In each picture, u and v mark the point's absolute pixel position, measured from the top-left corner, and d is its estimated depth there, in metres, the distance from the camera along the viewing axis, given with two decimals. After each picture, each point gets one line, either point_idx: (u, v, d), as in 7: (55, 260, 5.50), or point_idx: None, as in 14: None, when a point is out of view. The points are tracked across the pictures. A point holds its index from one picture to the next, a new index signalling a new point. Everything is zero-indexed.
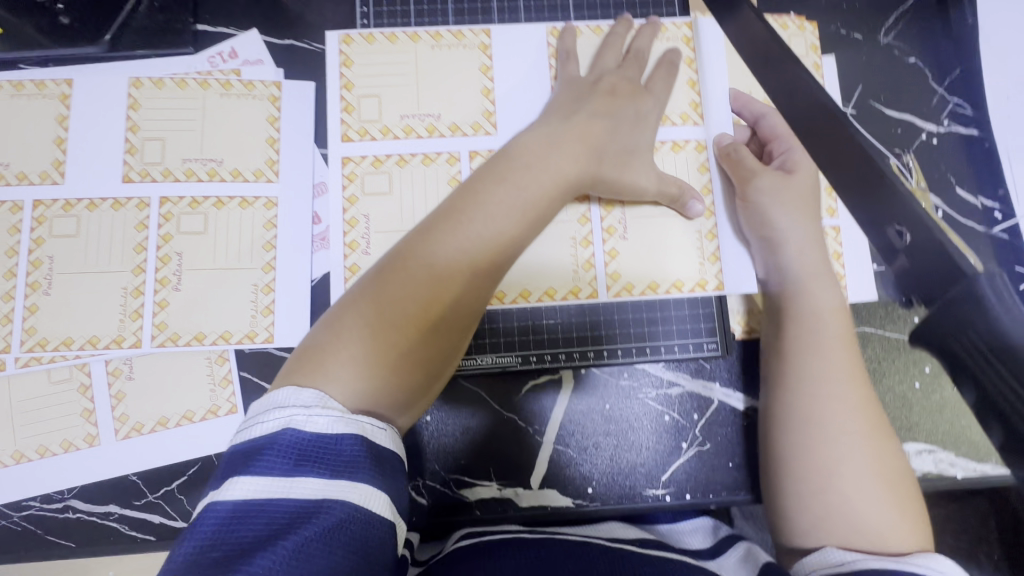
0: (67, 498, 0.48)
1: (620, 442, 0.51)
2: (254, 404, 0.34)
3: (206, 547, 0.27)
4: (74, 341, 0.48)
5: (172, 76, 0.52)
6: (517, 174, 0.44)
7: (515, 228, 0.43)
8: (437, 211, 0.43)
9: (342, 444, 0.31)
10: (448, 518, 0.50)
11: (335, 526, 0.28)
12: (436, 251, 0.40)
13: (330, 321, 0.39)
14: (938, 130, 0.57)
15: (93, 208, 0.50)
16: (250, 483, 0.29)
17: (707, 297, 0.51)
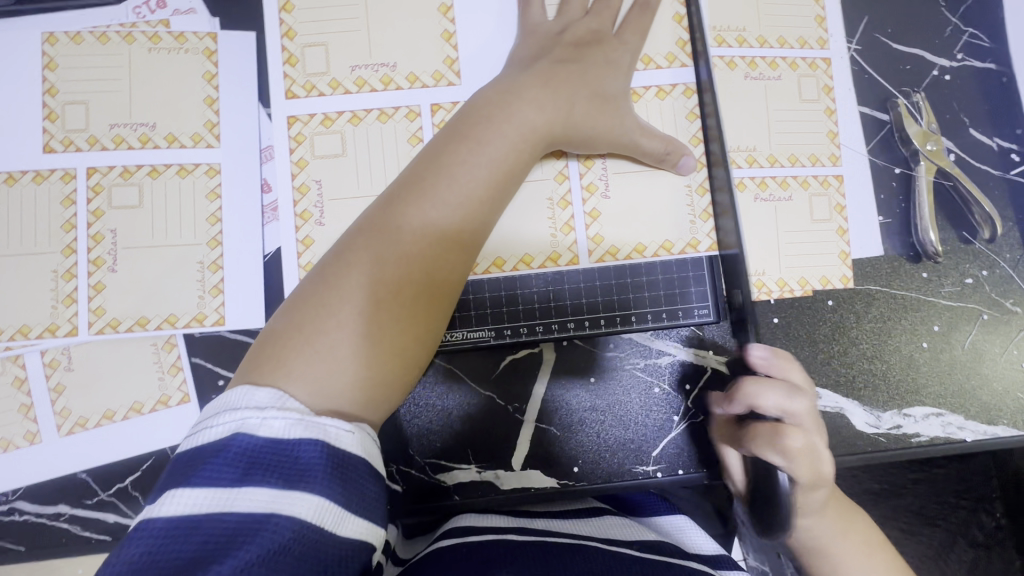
0: (13, 499, 0.44)
1: (611, 417, 0.47)
2: (208, 401, 0.30)
3: (137, 568, 0.24)
4: (3, 331, 0.44)
5: (92, 30, 0.46)
6: (478, 128, 0.39)
7: (485, 196, 0.38)
8: (406, 176, 0.38)
9: (297, 448, 0.27)
10: (425, 504, 0.46)
11: (283, 547, 0.25)
12: (406, 223, 0.36)
13: (292, 307, 0.34)
14: (951, 66, 0.51)
15: (14, 183, 0.45)
16: (189, 496, 0.25)
17: (699, 259, 0.46)
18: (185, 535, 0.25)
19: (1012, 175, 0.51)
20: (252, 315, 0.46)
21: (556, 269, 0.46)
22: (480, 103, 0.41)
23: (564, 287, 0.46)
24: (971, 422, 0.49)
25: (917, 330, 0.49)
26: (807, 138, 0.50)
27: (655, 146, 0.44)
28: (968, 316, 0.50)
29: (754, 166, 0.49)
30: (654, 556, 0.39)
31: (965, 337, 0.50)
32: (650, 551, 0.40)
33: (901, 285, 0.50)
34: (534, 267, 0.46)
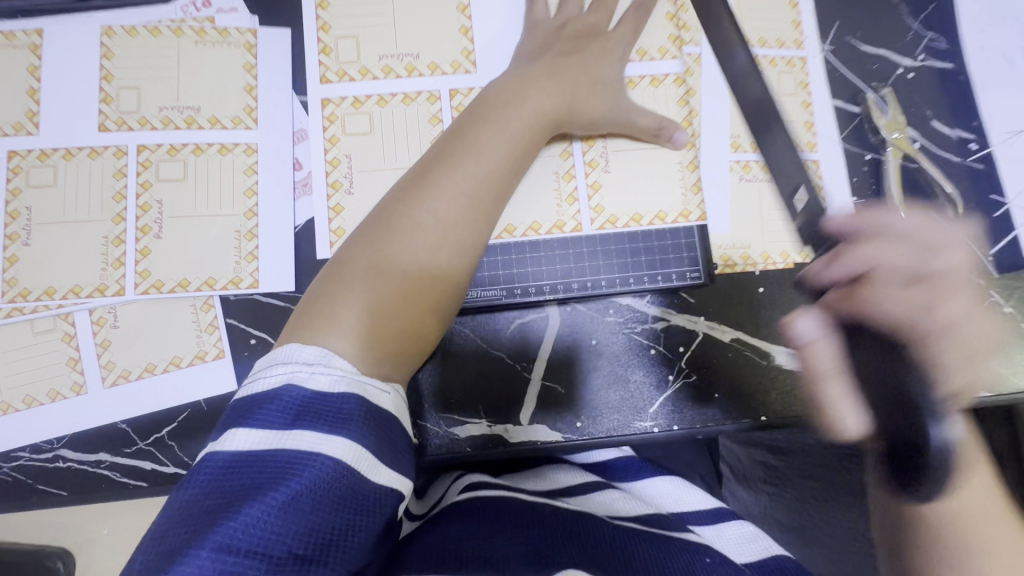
0: (57, 447, 0.47)
1: (612, 378, 0.52)
2: (260, 358, 0.34)
3: (206, 492, 0.29)
4: (56, 291, 0.48)
5: (146, 25, 0.52)
6: (495, 113, 0.45)
7: (501, 170, 0.43)
8: (433, 155, 0.44)
9: (340, 399, 0.32)
10: (439, 455, 0.50)
11: (325, 483, 0.29)
12: (435, 196, 0.41)
13: (332, 272, 0.39)
14: (913, 65, 0.57)
15: (71, 157, 0.49)
16: (248, 436, 0.30)
17: (690, 228, 0.52)
18: (244, 468, 0.29)
19: (971, 161, 0.56)
20: (283, 279, 0.50)
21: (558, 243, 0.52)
22: (497, 91, 0.46)
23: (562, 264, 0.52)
24: None
25: None
26: (787, 127, 0.55)
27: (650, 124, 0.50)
28: None
29: (739, 151, 0.53)
30: (646, 528, 0.44)
31: None
32: (638, 522, 0.45)
33: None
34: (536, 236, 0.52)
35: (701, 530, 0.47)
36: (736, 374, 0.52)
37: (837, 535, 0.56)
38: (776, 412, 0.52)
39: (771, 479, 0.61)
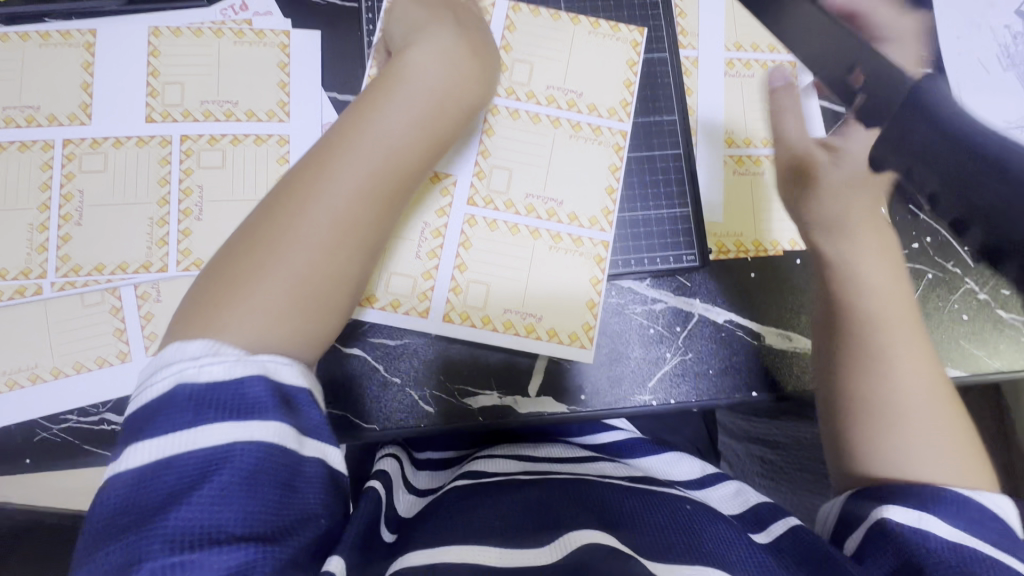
0: (103, 411, 0.52)
1: (602, 359, 0.56)
2: (144, 366, 0.35)
3: (125, 508, 0.30)
4: (105, 267, 0.52)
5: (189, 26, 0.56)
6: (405, 92, 0.44)
7: (413, 145, 0.43)
8: (327, 138, 0.43)
9: (241, 385, 0.33)
10: (452, 424, 0.54)
11: (248, 469, 0.31)
12: (327, 182, 0.40)
13: (214, 271, 0.39)
14: None
15: (120, 146, 0.54)
16: (151, 445, 0.31)
17: (671, 174, 0.58)
18: (160, 476, 0.30)
19: None
20: None
21: (569, 253, 0.56)
22: (409, 59, 0.47)
23: (597, 260, 0.56)
24: None
25: None
26: None
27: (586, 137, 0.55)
28: (915, 275, 0.58)
29: (733, 147, 0.59)
30: (636, 484, 0.49)
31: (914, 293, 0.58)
32: (629, 480, 0.50)
33: None
34: (561, 247, 0.56)
35: (689, 491, 0.50)
36: (733, 352, 0.56)
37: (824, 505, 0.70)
38: (768, 387, 0.56)
39: (766, 472, 0.70)
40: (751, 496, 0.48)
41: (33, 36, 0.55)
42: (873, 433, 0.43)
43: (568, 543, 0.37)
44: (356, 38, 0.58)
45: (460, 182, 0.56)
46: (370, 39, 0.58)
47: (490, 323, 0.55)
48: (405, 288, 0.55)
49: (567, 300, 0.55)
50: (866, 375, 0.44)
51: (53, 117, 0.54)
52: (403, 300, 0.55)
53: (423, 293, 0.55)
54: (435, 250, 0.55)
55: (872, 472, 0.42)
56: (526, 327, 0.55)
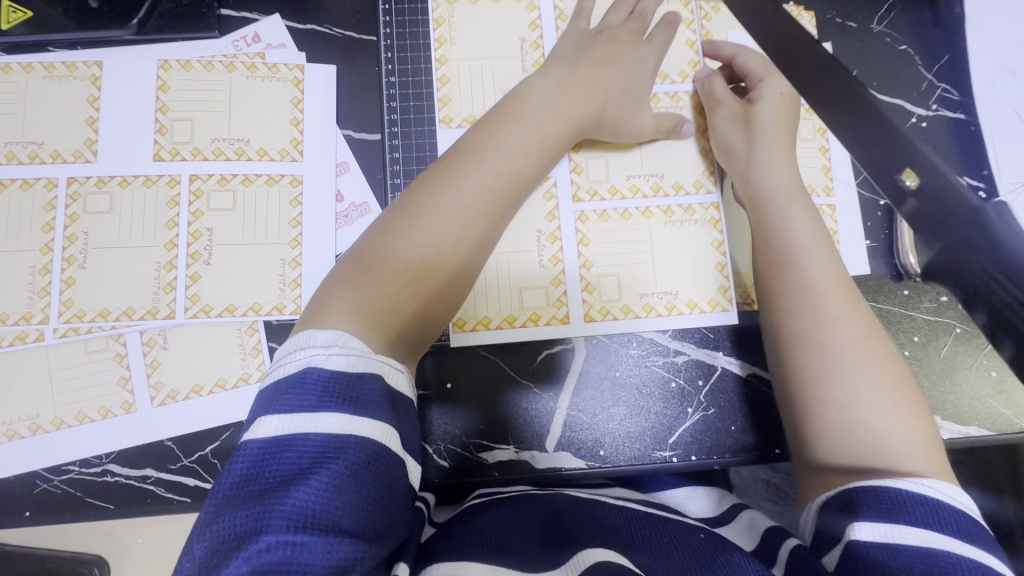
0: (105, 462, 0.50)
1: (595, 355, 0.55)
2: (279, 349, 0.38)
3: (251, 479, 0.31)
4: (110, 313, 0.50)
5: (199, 59, 0.54)
6: (528, 113, 0.49)
7: (524, 173, 0.48)
8: (456, 149, 0.48)
9: (360, 382, 0.35)
10: (467, 480, 0.52)
11: (359, 463, 0.32)
12: (461, 184, 0.45)
13: (353, 256, 0.43)
14: (927, 115, 0.60)
15: (126, 186, 0.52)
16: (278, 421, 0.33)
17: (698, 223, 0.57)
18: (281, 453, 0.32)
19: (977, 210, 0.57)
20: None
21: (684, 225, 0.57)
22: (526, 93, 0.51)
23: (713, 223, 0.57)
24: (946, 422, 0.56)
25: (902, 338, 0.57)
26: (805, 172, 0.58)
27: (668, 125, 0.56)
28: (943, 328, 0.57)
29: None
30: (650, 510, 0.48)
31: (941, 347, 0.57)
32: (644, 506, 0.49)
33: (887, 299, 0.57)
34: (674, 221, 0.57)
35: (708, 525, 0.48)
36: (753, 409, 0.55)
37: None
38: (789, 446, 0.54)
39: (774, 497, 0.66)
40: (762, 520, 0.46)
41: (37, 68, 0.53)
42: (823, 418, 0.45)
43: (586, 559, 0.36)
44: (373, 71, 0.56)
45: (561, 184, 0.57)
46: (387, 78, 0.56)
47: (610, 313, 0.55)
48: (540, 299, 0.55)
49: (693, 270, 0.56)
50: (820, 362, 0.46)
51: (56, 154, 0.52)
52: (517, 316, 0.54)
53: (559, 299, 0.55)
54: (557, 255, 0.56)
55: (836, 464, 0.43)
56: (666, 306, 0.56)
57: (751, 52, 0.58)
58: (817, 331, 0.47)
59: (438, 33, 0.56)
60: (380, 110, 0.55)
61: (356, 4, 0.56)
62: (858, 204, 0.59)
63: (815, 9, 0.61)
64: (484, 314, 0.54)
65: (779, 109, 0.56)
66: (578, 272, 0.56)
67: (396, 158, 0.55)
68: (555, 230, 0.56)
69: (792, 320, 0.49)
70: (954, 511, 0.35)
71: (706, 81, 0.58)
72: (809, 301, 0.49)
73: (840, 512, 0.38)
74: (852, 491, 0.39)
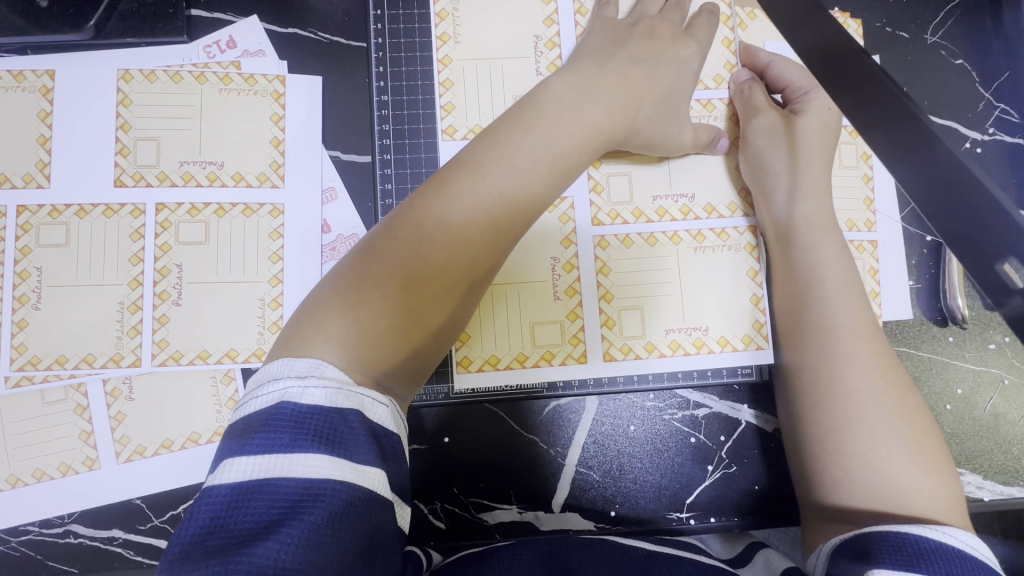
0: (68, 522, 0.45)
1: (605, 394, 0.49)
2: (252, 378, 0.33)
3: (209, 531, 0.26)
4: (68, 359, 0.45)
5: (165, 69, 0.48)
6: (543, 126, 0.42)
7: (539, 185, 0.42)
8: (455, 161, 0.42)
9: (341, 416, 0.30)
10: (466, 542, 0.48)
11: (338, 511, 0.28)
12: (455, 207, 0.39)
13: (334, 279, 0.38)
14: (982, 139, 0.54)
15: (84, 215, 0.46)
16: (247, 463, 0.28)
17: (735, 257, 0.50)
18: (249, 501, 0.27)
19: None
20: None
21: (715, 252, 0.50)
22: (540, 99, 0.43)
23: (750, 249, 0.50)
24: (988, 483, 0.51)
25: (944, 390, 0.52)
26: (847, 203, 0.52)
27: (706, 137, 0.49)
28: (989, 379, 0.52)
29: None
30: (660, 548, 0.41)
31: (987, 401, 0.52)
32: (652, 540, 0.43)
33: (929, 345, 0.52)
34: (705, 246, 0.50)
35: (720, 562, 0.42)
36: (781, 468, 0.49)
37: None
38: None
39: None
40: (775, 562, 0.40)
41: None
42: (849, 470, 0.39)
43: None
44: (364, 84, 0.49)
45: (579, 204, 0.50)
46: (379, 96, 0.49)
47: (632, 351, 0.49)
48: (554, 335, 0.49)
49: (727, 305, 0.49)
50: (846, 410, 0.40)
51: (4, 178, 0.46)
52: (529, 354, 0.49)
53: (575, 336, 0.49)
54: (574, 286, 0.49)
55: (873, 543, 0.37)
56: (694, 343, 0.49)
57: (790, 61, 0.51)
58: (845, 375, 0.41)
59: (440, 29, 0.50)
60: (370, 126, 0.49)
61: (344, 4, 0.49)
62: (904, 238, 0.53)
63: (863, 15, 0.54)
64: (491, 352, 0.49)
65: (824, 125, 0.49)
66: (596, 306, 0.49)
67: (389, 189, 0.48)
68: (572, 258, 0.49)
69: (818, 362, 0.43)
70: (983, 566, 0.30)
71: (744, 87, 0.50)
72: (839, 346, 0.43)
73: (854, 558, 0.33)
74: (866, 537, 0.34)
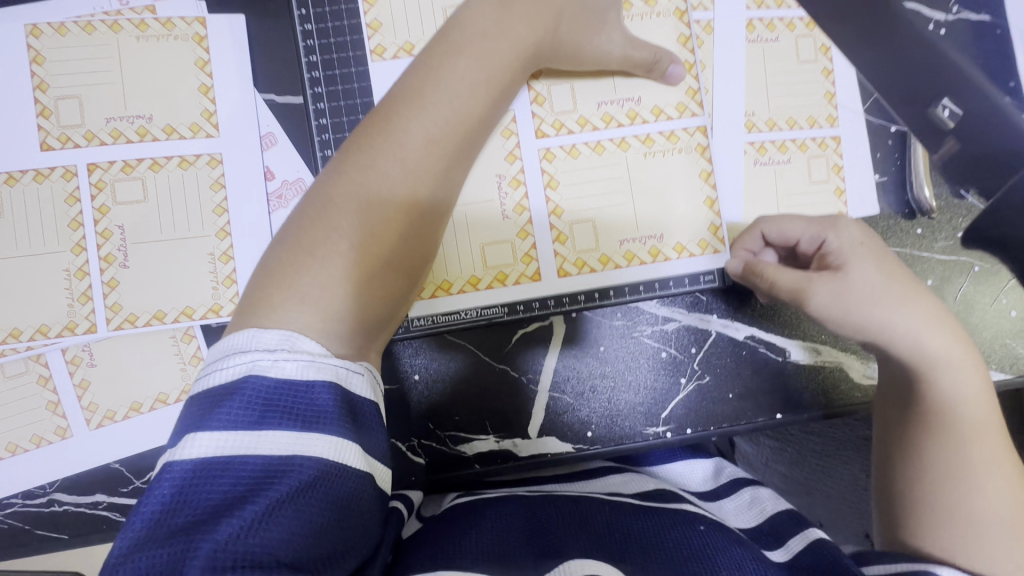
0: (51, 491, 0.45)
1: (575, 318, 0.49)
2: (213, 347, 0.30)
3: (169, 507, 0.25)
4: (22, 332, 0.44)
5: (75, 20, 0.45)
6: (472, 42, 0.40)
7: (481, 107, 0.40)
8: (393, 93, 0.39)
9: (313, 390, 0.28)
10: (447, 475, 0.48)
11: (309, 485, 0.26)
12: (403, 139, 0.37)
13: (289, 233, 0.35)
14: (946, 20, 0.51)
15: (14, 183, 0.44)
16: (210, 439, 0.26)
17: (689, 160, 0.48)
18: (212, 478, 0.25)
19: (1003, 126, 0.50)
20: None
21: (666, 156, 0.48)
22: (469, 16, 0.41)
23: (701, 151, 0.48)
24: None
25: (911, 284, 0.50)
26: (805, 100, 0.50)
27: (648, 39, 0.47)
28: (961, 269, 0.51)
29: (754, 131, 0.50)
30: (644, 502, 0.40)
31: (957, 289, 0.51)
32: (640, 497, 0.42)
33: (896, 240, 0.50)
34: (655, 151, 0.49)
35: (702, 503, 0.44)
36: (750, 372, 0.49)
37: (841, 486, 0.61)
38: (791, 408, 0.49)
39: (794, 462, 0.62)
40: (767, 504, 0.42)
41: None
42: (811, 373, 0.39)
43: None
44: (287, 16, 0.46)
45: (522, 118, 0.48)
46: (303, 25, 0.46)
47: (586, 265, 0.48)
48: (506, 255, 0.48)
49: (684, 210, 0.48)
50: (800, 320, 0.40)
51: None
52: (482, 277, 0.48)
53: (528, 255, 0.48)
54: (522, 203, 0.48)
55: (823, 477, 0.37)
56: (650, 252, 0.49)
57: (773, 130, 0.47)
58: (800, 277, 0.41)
59: None
60: (298, 58, 0.46)
61: None
62: (868, 128, 0.51)
63: None
64: (444, 277, 0.48)
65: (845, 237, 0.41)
66: (547, 222, 0.48)
67: (324, 124, 0.46)
68: (518, 173, 0.48)
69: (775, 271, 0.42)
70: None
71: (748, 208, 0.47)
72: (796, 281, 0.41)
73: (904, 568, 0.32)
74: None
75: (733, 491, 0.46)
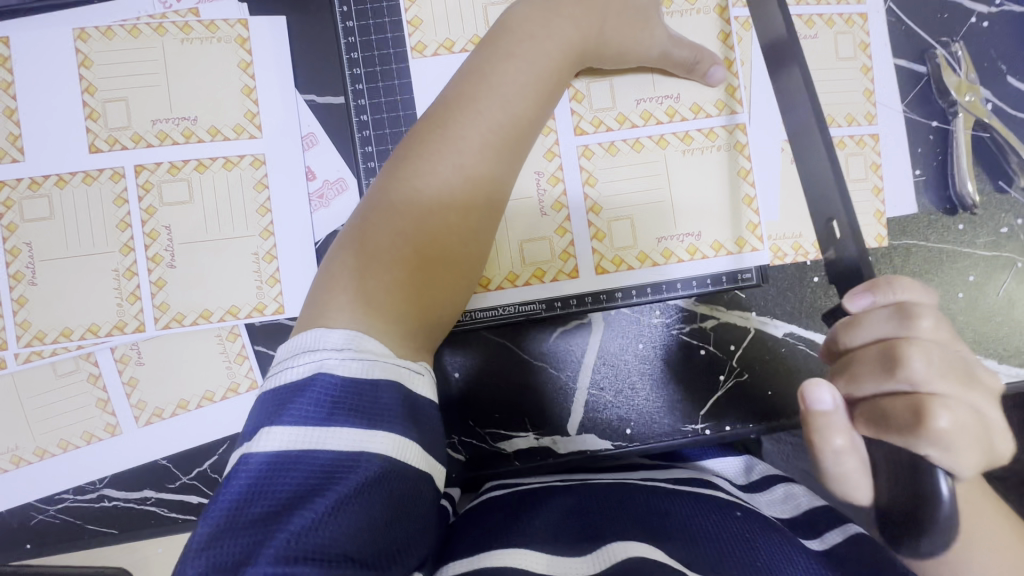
0: (101, 487, 0.46)
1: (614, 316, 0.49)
2: (281, 346, 0.31)
3: (245, 499, 0.25)
4: (73, 331, 0.45)
5: (121, 24, 0.46)
6: (517, 45, 0.40)
7: (525, 107, 0.40)
8: (444, 98, 0.40)
9: (378, 389, 0.29)
10: (486, 472, 0.48)
11: (374, 481, 0.27)
12: (458, 144, 0.38)
13: (350, 240, 0.36)
14: (989, 12, 0.50)
15: (64, 185, 0.45)
16: (282, 434, 0.27)
17: (727, 157, 0.48)
18: (285, 472, 0.26)
19: None
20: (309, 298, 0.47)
21: (705, 152, 0.48)
22: (513, 22, 0.41)
23: (739, 148, 0.48)
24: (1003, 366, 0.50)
25: (954, 280, 0.50)
26: (845, 97, 0.50)
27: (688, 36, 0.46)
28: (1005, 265, 0.50)
29: None
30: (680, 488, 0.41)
31: (999, 286, 0.50)
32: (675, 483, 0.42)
33: (936, 236, 0.50)
34: (694, 148, 0.48)
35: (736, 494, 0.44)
36: (788, 369, 0.49)
37: None
38: None
39: None
40: (803, 499, 0.41)
41: None
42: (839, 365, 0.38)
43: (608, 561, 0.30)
44: (328, 16, 0.47)
45: (561, 115, 0.48)
46: (344, 24, 0.47)
47: (624, 263, 0.48)
48: (544, 252, 0.48)
49: (722, 207, 0.48)
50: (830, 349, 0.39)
51: None
52: (520, 273, 0.48)
53: (565, 252, 0.48)
54: (560, 200, 0.48)
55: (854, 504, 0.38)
56: (688, 249, 0.48)
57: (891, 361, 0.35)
58: None
59: None
60: (339, 58, 0.47)
61: None
62: (909, 123, 0.50)
63: None
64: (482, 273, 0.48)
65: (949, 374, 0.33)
66: (585, 219, 0.48)
67: (365, 122, 0.47)
68: (556, 170, 0.48)
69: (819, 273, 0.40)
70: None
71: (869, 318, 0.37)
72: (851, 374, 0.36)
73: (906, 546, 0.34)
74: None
75: (770, 485, 0.45)
